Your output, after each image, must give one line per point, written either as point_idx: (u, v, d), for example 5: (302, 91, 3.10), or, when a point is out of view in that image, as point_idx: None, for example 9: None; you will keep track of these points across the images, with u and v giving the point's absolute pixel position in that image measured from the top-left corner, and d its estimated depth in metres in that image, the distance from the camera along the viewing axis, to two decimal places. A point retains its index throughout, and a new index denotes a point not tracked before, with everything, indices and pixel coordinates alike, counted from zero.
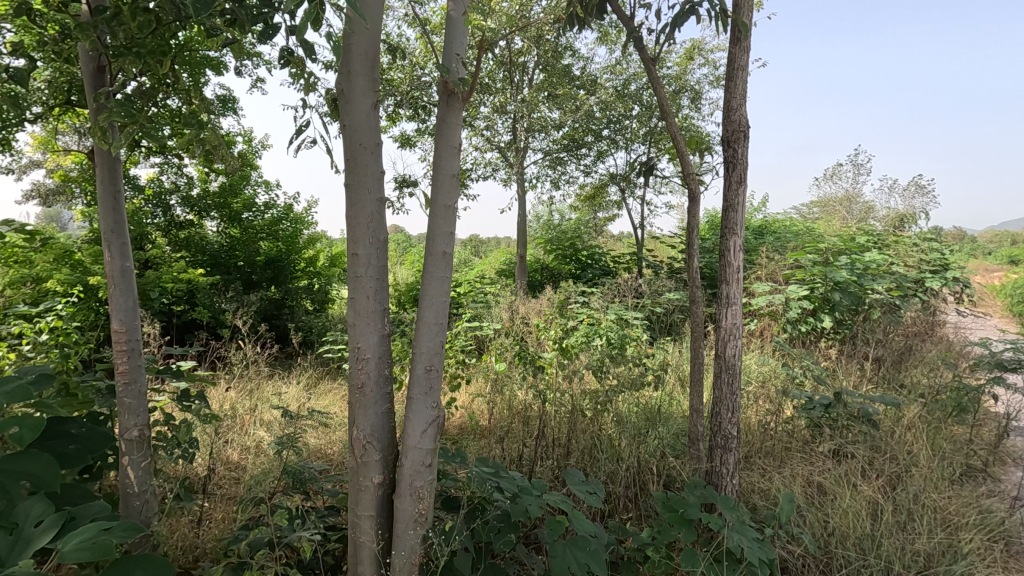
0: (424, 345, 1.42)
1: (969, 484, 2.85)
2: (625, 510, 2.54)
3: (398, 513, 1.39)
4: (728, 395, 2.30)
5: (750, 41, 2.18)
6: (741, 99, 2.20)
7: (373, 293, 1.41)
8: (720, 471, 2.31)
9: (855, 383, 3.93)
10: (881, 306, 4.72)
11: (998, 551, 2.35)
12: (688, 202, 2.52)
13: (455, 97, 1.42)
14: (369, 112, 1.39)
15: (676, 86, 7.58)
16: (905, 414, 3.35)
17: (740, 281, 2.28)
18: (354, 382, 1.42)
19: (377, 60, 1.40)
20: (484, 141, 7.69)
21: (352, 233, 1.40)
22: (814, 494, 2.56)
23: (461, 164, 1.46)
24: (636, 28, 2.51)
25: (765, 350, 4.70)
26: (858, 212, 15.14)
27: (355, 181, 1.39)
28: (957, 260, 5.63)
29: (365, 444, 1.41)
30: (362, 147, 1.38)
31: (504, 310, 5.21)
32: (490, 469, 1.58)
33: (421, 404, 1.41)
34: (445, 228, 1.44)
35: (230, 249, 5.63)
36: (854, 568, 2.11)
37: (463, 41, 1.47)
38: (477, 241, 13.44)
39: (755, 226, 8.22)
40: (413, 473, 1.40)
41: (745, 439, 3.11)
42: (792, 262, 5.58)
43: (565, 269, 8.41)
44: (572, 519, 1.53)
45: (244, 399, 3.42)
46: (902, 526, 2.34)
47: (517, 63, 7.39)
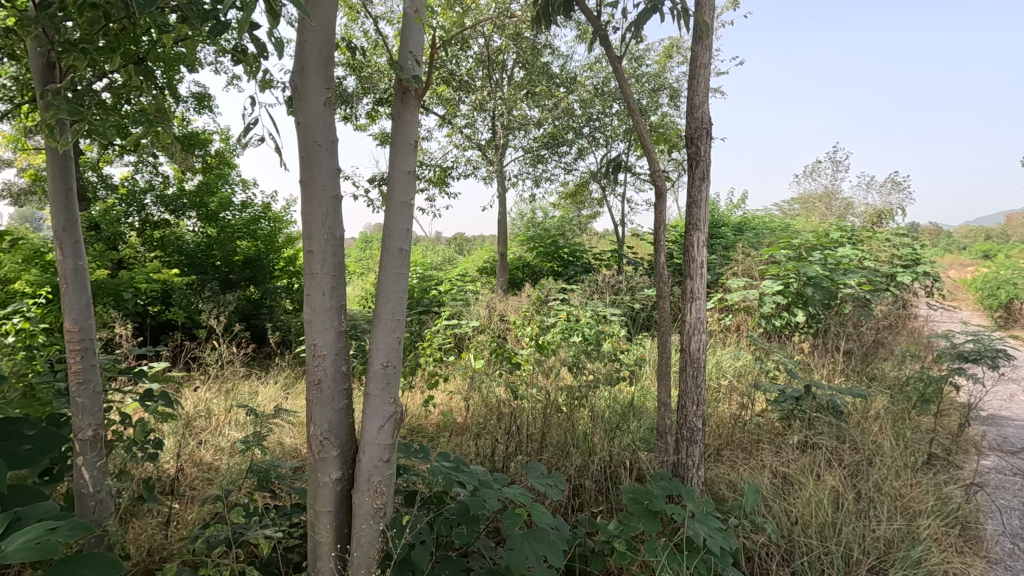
0: (381, 342, 1.43)
1: (931, 471, 2.92)
2: (595, 504, 2.56)
3: (356, 508, 1.40)
4: (693, 388, 2.34)
5: (711, 40, 2.21)
6: (703, 97, 2.23)
7: (329, 290, 1.42)
8: (686, 463, 2.35)
9: (828, 375, 3.99)
10: (853, 300, 4.80)
11: (954, 536, 2.42)
12: (655, 200, 2.55)
13: (410, 94, 1.43)
14: (323, 109, 1.40)
15: (655, 83, 7.63)
16: (871, 405, 3.42)
17: (704, 276, 2.31)
18: (311, 380, 1.43)
19: (331, 58, 1.40)
20: (464, 139, 7.72)
21: (307, 231, 1.41)
22: (780, 485, 2.60)
23: (416, 161, 1.46)
24: (602, 26, 2.54)
25: (739, 344, 4.79)
26: (837, 210, 15.37)
27: (309, 179, 1.40)
28: (928, 256, 5.77)
29: (322, 440, 1.42)
30: (317, 145, 1.39)
31: (483, 307, 5.24)
32: (451, 464, 1.60)
33: (378, 399, 1.42)
34: (402, 223, 1.45)
35: (207, 249, 5.58)
36: (816, 556, 2.15)
37: (419, 40, 1.47)
38: (462, 241, 13.45)
39: (735, 222, 8.33)
40: (371, 468, 1.41)
41: (716, 432, 3.15)
42: (767, 259, 5.64)
43: (547, 266, 8.49)
44: (531, 512, 1.55)
45: (217, 400, 3.40)
46: (863, 514, 2.40)
47: (497, 60, 7.39)
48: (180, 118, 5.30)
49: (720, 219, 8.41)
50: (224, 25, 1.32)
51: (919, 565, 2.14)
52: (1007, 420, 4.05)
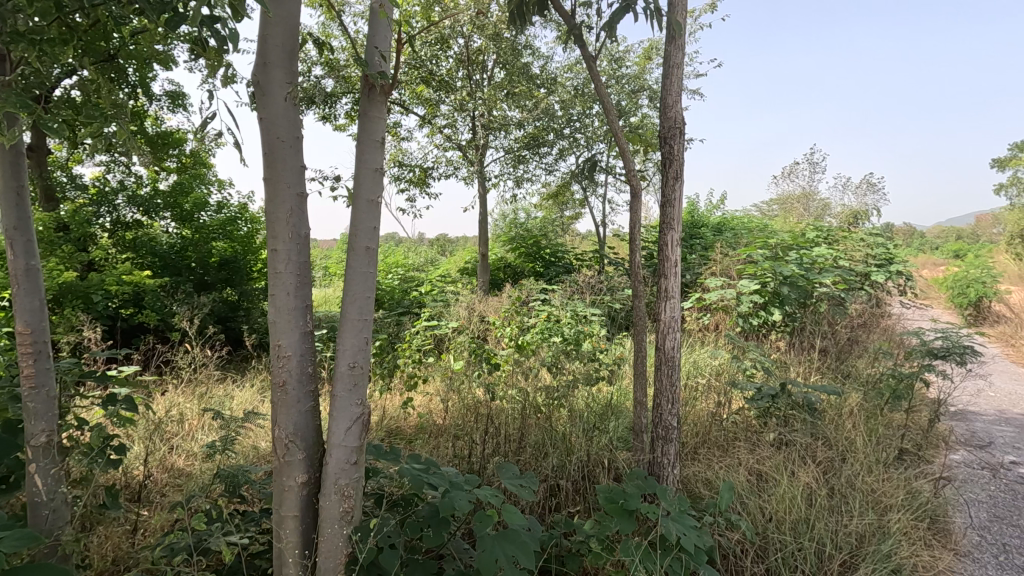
0: (348, 342, 1.41)
1: (902, 466, 2.98)
2: (572, 503, 2.56)
3: (323, 511, 1.38)
4: (667, 386, 2.34)
5: (684, 39, 2.22)
6: (676, 97, 2.24)
7: (293, 289, 1.39)
8: (662, 462, 2.35)
9: (804, 373, 4.04)
10: (828, 299, 4.88)
11: (924, 529, 2.46)
12: (630, 200, 2.56)
13: (376, 91, 1.40)
14: (286, 105, 1.36)
15: (635, 84, 7.67)
16: (846, 402, 3.47)
17: (678, 275, 2.32)
18: (276, 381, 1.40)
19: (294, 52, 1.37)
20: (444, 140, 7.67)
21: (271, 228, 1.38)
22: (755, 482, 2.62)
23: (384, 159, 1.44)
24: (576, 26, 2.53)
25: (717, 343, 4.84)
26: (815, 211, 15.69)
27: (273, 176, 1.36)
28: (900, 255, 5.90)
29: (288, 443, 1.39)
30: (280, 141, 1.36)
31: (463, 308, 5.21)
32: (421, 466, 1.58)
33: (345, 401, 1.40)
34: (369, 222, 1.43)
35: (181, 249, 5.47)
36: (790, 552, 2.16)
37: (386, 36, 1.44)
38: (444, 241, 13.40)
39: (715, 222, 8.43)
40: (337, 471, 1.39)
41: (692, 429, 3.17)
42: (744, 258, 5.70)
43: (529, 267, 8.51)
44: (503, 513, 1.54)
45: (190, 404, 3.32)
46: (836, 509, 2.42)
47: (477, 60, 7.36)
48: (153, 116, 5.18)
49: (699, 220, 8.49)
50: (181, 18, 1.30)
51: (890, 560, 2.16)
52: (975, 415, 4.15)
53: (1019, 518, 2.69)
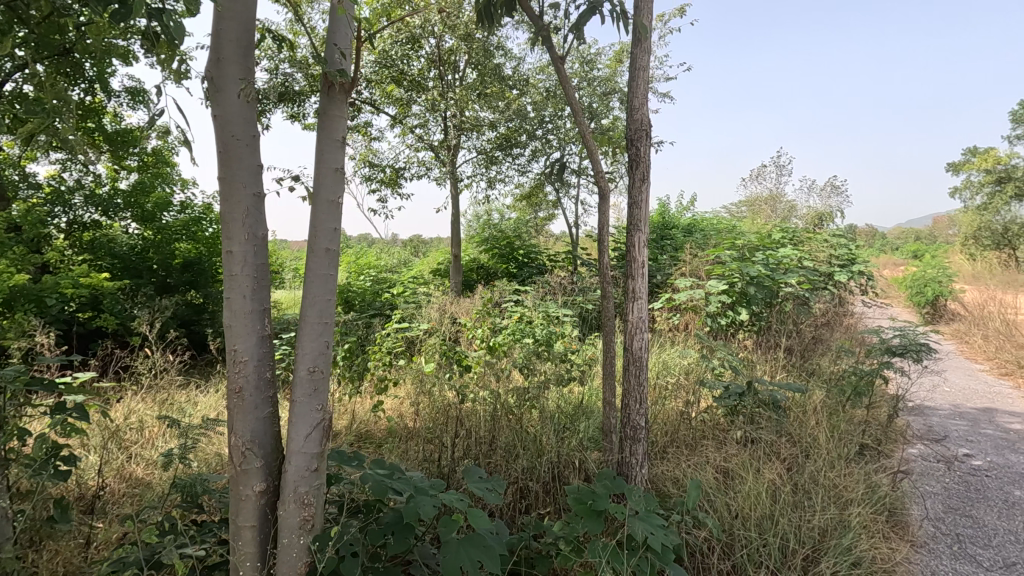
0: (307, 346, 1.37)
1: (863, 461, 3.06)
2: (543, 505, 2.57)
3: (282, 519, 1.35)
4: (635, 386, 2.36)
5: (650, 42, 2.24)
6: (643, 99, 2.26)
7: (250, 292, 1.35)
8: (630, 461, 2.37)
9: (771, 371, 4.13)
10: (793, 299, 4.99)
11: (882, 522, 2.53)
12: (598, 202, 2.57)
13: (336, 90, 1.37)
14: (241, 102, 1.32)
15: (606, 87, 7.72)
16: (810, 400, 3.56)
17: (645, 276, 2.34)
18: (232, 387, 1.35)
19: (250, 48, 1.33)
20: (416, 140, 7.60)
21: (226, 229, 1.33)
22: (722, 479, 2.66)
23: (345, 158, 1.41)
24: (544, 27, 2.53)
25: (686, 343, 4.91)
26: (781, 213, 16.06)
27: (228, 175, 1.32)
28: (861, 255, 6.09)
29: (245, 450, 1.35)
30: (235, 139, 1.32)
31: (435, 309, 5.17)
32: (385, 471, 1.56)
33: (304, 407, 1.36)
34: (330, 223, 1.40)
35: (142, 251, 5.31)
36: (755, 548, 2.20)
37: (347, 34, 1.41)
38: (418, 242, 13.29)
39: (685, 224, 8.55)
40: (297, 478, 1.36)
41: (661, 429, 3.20)
42: (712, 259, 5.80)
43: (502, 268, 8.50)
44: (469, 517, 1.52)
45: (150, 410, 3.21)
46: (799, 504, 2.47)
47: (449, 60, 7.31)
48: (111, 112, 4.99)
49: (670, 221, 8.60)
50: (126, 11, 1.25)
51: (851, 553, 2.22)
52: (932, 410, 4.31)
53: (972, 508, 2.80)
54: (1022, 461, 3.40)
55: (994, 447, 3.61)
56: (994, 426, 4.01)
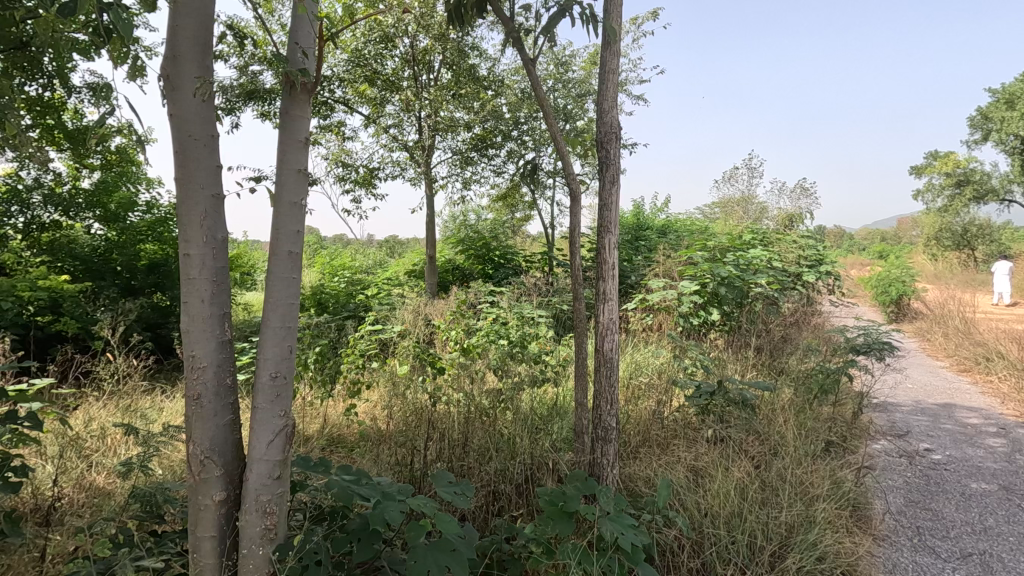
0: (269, 351, 1.34)
1: (829, 457, 3.14)
2: (515, 507, 2.56)
3: (243, 528, 1.33)
4: (606, 387, 2.37)
5: (619, 46, 2.26)
6: (612, 102, 2.27)
7: (209, 297, 1.31)
8: (602, 462, 2.38)
9: (741, 370, 4.20)
10: (763, 299, 5.09)
11: (846, 517, 2.59)
12: (570, 204, 2.58)
13: (298, 90, 1.35)
14: (199, 102, 1.29)
15: (582, 89, 7.75)
16: (779, 398, 3.63)
17: (616, 277, 2.35)
18: (190, 394, 1.32)
19: (209, 45, 1.30)
20: (391, 140, 7.52)
21: (183, 232, 1.30)
22: (693, 478, 2.69)
23: (308, 160, 1.39)
24: (515, 29, 2.52)
25: (659, 343, 4.96)
26: (753, 214, 16.35)
27: (185, 176, 1.28)
28: (829, 256, 6.24)
29: (203, 459, 1.32)
30: (193, 139, 1.28)
31: (409, 310, 5.12)
32: (352, 477, 1.53)
33: (266, 413, 1.33)
34: (292, 226, 1.37)
35: (105, 253, 5.15)
36: (724, 546, 2.23)
37: (310, 33, 1.39)
38: (394, 243, 13.17)
39: (659, 225, 8.66)
40: (259, 487, 1.33)
41: (634, 429, 3.22)
42: (685, 260, 5.87)
43: (477, 269, 8.48)
44: (437, 522, 1.50)
45: (111, 417, 3.11)
46: (767, 502, 2.51)
47: (424, 60, 7.25)
48: (73, 109, 4.82)
49: (645, 222, 8.69)
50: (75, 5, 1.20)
51: (816, 548, 2.26)
52: (895, 407, 4.44)
53: (931, 501, 2.89)
54: (978, 454, 3.53)
55: (953, 441, 3.73)
56: (953, 421, 4.14)
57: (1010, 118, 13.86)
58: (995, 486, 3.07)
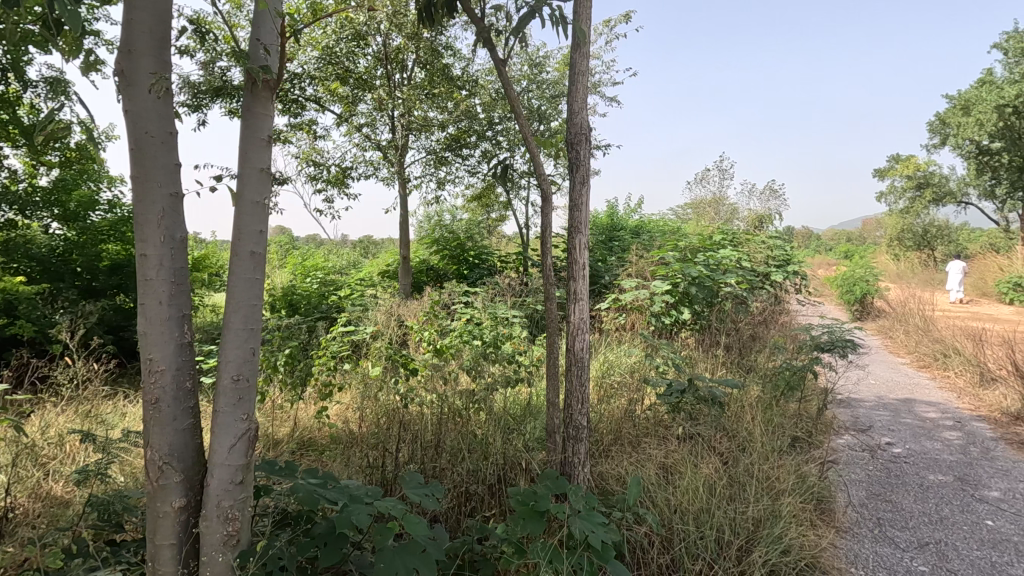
0: (231, 353, 1.31)
1: (794, 452, 3.22)
2: (487, 507, 2.56)
3: (204, 535, 1.30)
4: (577, 386, 2.38)
5: (589, 48, 2.27)
6: (582, 104, 2.29)
7: (167, 298, 1.28)
8: (573, 461, 2.39)
9: (711, 368, 4.28)
10: (732, 298, 5.20)
11: (810, 510, 2.65)
12: (541, 205, 2.59)
13: (260, 87, 1.32)
14: (156, 97, 1.25)
15: (556, 90, 7.79)
16: (747, 395, 3.71)
17: (586, 277, 2.36)
18: (147, 398, 1.28)
19: (167, 40, 1.27)
20: (363, 139, 7.44)
21: (139, 231, 1.26)
22: (663, 475, 2.73)
23: (271, 158, 1.36)
24: (485, 28, 2.52)
25: (632, 342, 5.02)
26: (724, 215, 16.64)
27: (140, 173, 1.25)
28: (795, 256, 6.40)
29: (162, 465, 1.28)
30: (150, 136, 1.25)
31: (382, 311, 5.07)
32: (318, 481, 1.51)
33: (228, 416, 1.31)
34: (254, 225, 1.34)
35: (64, 253, 4.96)
36: (692, 541, 2.26)
37: (272, 30, 1.37)
38: (367, 244, 13.03)
39: (633, 225, 8.76)
40: (220, 492, 1.30)
41: (606, 427, 3.25)
42: (657, 260, 5.96)
43: (452, 269, 8.45)
44: (405, 525, 1.49)
45: (70, 423, 3.01)
46: (734, 497, 2.55)
47: (397, 58, 7.19)
48: (28, 104, 4.64)
49: (619, 223, 8.77)
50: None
51: (781, 541, 2.31)
52: (858, 402, 4.57)
53: (891, 493, 2.99)
54: (936, 447, 3.66)
55: (912, 435, 3.87)
56: (913, 415, 4.29)
57: (966, 123, 14.42)
58: (950, 477, 3.19)
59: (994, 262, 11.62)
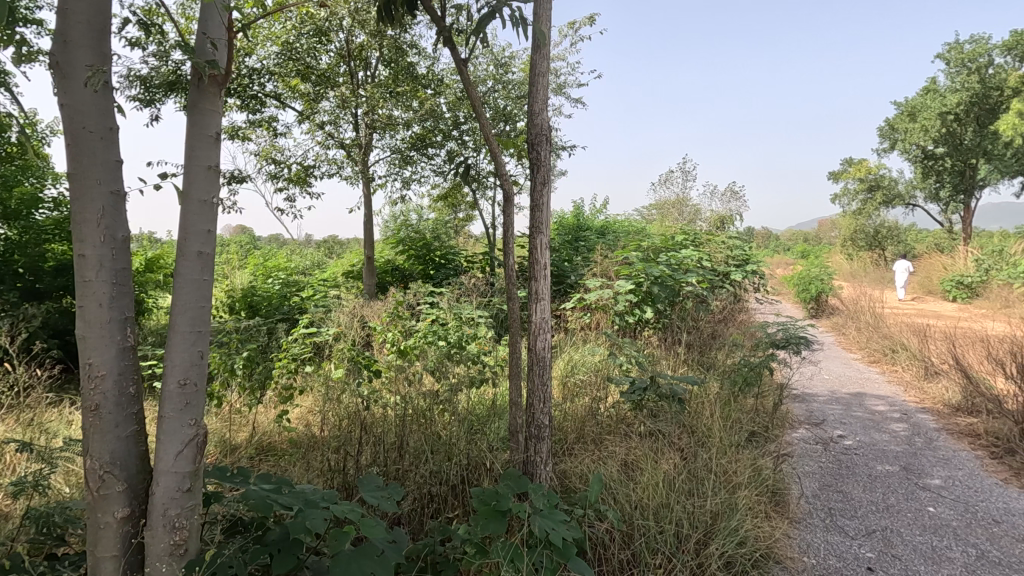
0: (176, 357, 1.27)
1: (751, 446, 3.32)
2: (451, 508, 2.55)
3: (149, 545, 1.26)
4: (539, 386, 2.39)
5: (549, 49, 2.29)
6: (542, 105, 2.30)
7: (108, 300, 1.23)
8: (535, 460, 2.40)
9: (673, 365, 4.37)
10: (693, 297, 5.31)
11: (765, 503, 2.73)
12: (502, 205, 2.59)
13: (207, 83, 1.29)
14: (94, 91, 1.20)
15: (521, 90, 7.81)
16: (707, 391, 3.81)
17: (548, 277, 2.38)
18: (87, 405, 1.23)
19: (106, 32, 1.22)
20: (326, 137, 7.30)
21: (76, 231, 1.20)
22: (625, 472, 2.77)
23: (219, 156, 1.32)
24: (446, 27, 2.50)
25: (596, 341, 5.08)
26: (687, 215, 17.00)
27: (77, 170, 1.19)
28: (754, 256, 6.59)
29: (103, 474, 1.24)
30: (88, 132, 1.19)
31: (345, 312, 4.99)
32: (271, 486, 1.48)
33: (174, 422, 1.26)
34: (202, 224, 1.30)
35: (4, 253, 4.70)
36: (652, 536, 2.31)
37: (219, 24, 1.33)
38: (332, 244, 12.80)
39: (598, 226, 8.85)
40: (166, 500, 1.26)
41: (569, 426, 3.27)
42: (621, 260, 6.04)
43: (418, 269, 8.38)
44: (362, 528, 1.47)
45: (10, 432, 2.85)
46: (692, 492, 2.61)
47: (360, 55, 7.08)
48: None
49: (585, 223, 8.85)
50: None
51: (737, 534, 2.37)
52: (812, 397, 4.74)
53: (842, 484, 3.11)
54: (883, 439, 3.82)
55: (862, 427, 4.03)
56: (863, 408, 4.48)
57: (912, 129, 15.12)
58: (897, 467, 3.34)
59: (939, 261, 12.19)
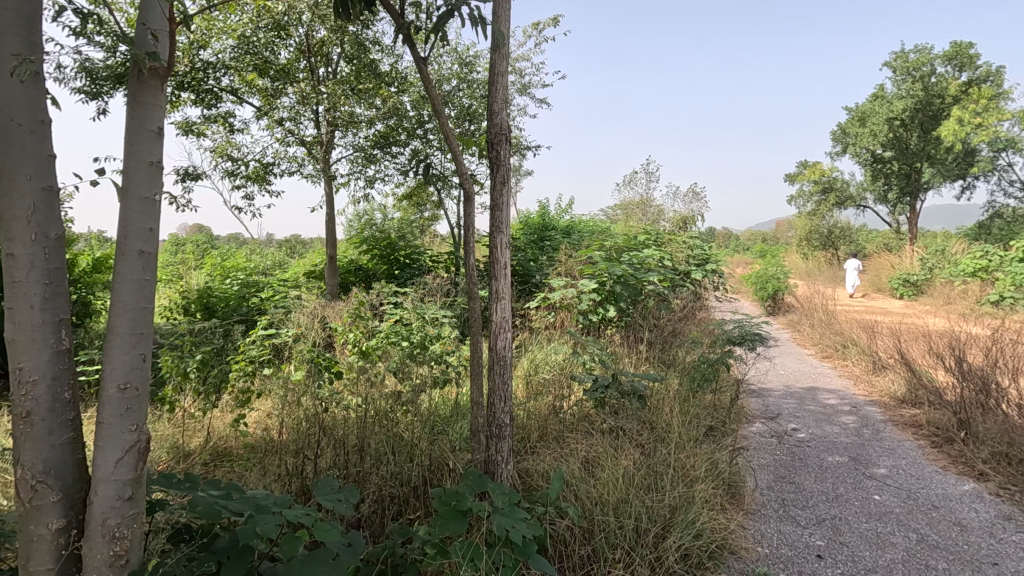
0: (115, 360, 1.22)
1: (709, 440, 3.40)
2: (412, 509, 2.53)
3: (86, 557, 1.20)
4: (500, 384, 2.40)
5: (507, 49, 2.29)
6: (502, 105, 2.31)
7: (41, 302, 1.17)
8: (496, 459, 2.41)
9: (635, 363, 4.44)
10: (654, 296, 5.41)
11: (721, 495, 2.80)
12: (463, 205, 2.58)
13: (149, 76, 1.24)
14: (23, 81, 1.14)
15: (486, 89, 7.80)
16: (667, 388, 3.88)
17: (508, 276, 2.38)
18: (18, 412, 1.18)
19: (36, 20, 1.16)
20: (286, 134, 7.13)
21: (4, 229, 1.14)
22: (586, 469, 2.80)
23: (162, 151, 1.28)
24: (406, 25, 2.48)
25: (560, 340, 5.11)
26: (651, 216, 17.28)
27: (4, 164, 1.13)
28: (713, 255, 6.75)
29: (35, 484, 1.18)
30: (16, 124, 1.13)
31: (306, 313, 4.89)
32: (220, 492, 1.43)
33: (114, 428, 1.21)
34: (143, 223, 1.25)
35: None
36: (612, 531, 2.34)
37: (161, 15, 1.28)
38: (293, 244, 12.50)
39: (563, 225, 8.92)
40: (105, 510, 1.21)
41: (532, 424, 3.29)
42: (584, 260, 6.10)
43: (381, 269, 8.27)
44: (317, 532, 1.44)
45: None
46: (651, 487, 2.66)
47: (321, 51, 6.94)
48: None
49: (550, 223, 8.90)
50: None
51: (693, 526, 2.43)
52: (768, 392, 4.89)
53: (795, 475, 3.22)
54: (834, 431, 3.98)
55: (814, 420, 4.19)
56: (816, 402, 4.65)
57: (862, 134, 15.76)
58: (846, 458, 3.48)
59: (887, 261, 12.73)
